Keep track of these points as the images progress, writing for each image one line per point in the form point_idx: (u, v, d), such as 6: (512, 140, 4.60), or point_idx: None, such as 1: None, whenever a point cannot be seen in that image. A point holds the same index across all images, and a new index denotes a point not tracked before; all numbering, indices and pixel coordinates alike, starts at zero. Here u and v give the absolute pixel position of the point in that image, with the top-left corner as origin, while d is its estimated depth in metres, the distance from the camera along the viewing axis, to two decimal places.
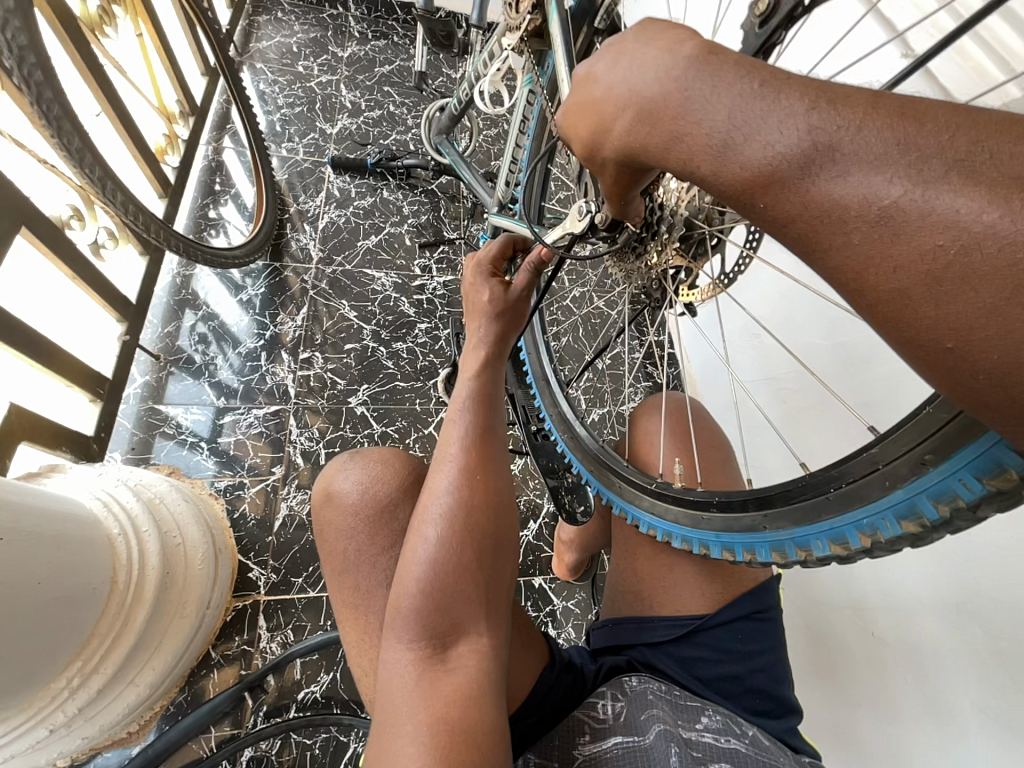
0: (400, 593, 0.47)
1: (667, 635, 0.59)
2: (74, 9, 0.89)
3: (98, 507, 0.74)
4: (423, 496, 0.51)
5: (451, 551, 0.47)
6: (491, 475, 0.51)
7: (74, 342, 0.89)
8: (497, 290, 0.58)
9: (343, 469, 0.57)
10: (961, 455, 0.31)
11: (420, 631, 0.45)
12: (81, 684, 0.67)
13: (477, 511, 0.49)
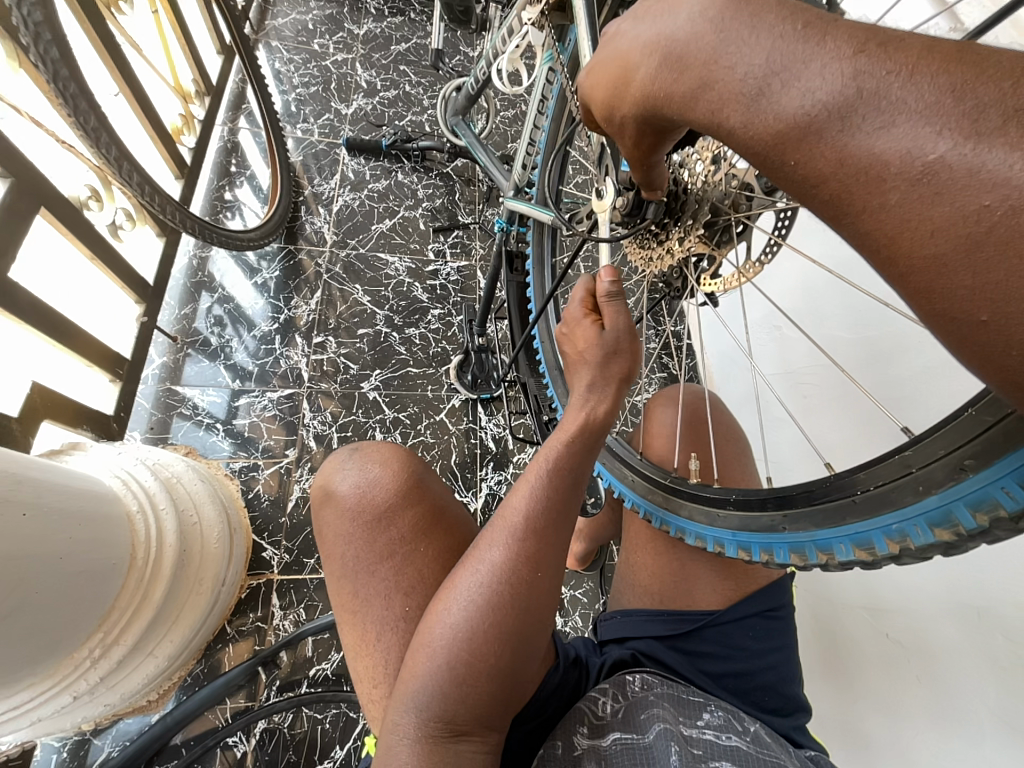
0: (418, 663, 0.43)
1: (677, 630, 0.58)
2: None
3: (117, 484, 0.75)
4: (482, 552, 0.45)
5: (492, 633, 0.42)
6: (558, 554, 0.45)
7: (94, 322, 0.90)
8: (592, 331, 0.48)
9: (341, 468, 0.56)
10: (1008, 462, 0.29)
11: (435, 710, 0.42)
12: (103, 654, 0.69)
13: (518, 601, 0.43)
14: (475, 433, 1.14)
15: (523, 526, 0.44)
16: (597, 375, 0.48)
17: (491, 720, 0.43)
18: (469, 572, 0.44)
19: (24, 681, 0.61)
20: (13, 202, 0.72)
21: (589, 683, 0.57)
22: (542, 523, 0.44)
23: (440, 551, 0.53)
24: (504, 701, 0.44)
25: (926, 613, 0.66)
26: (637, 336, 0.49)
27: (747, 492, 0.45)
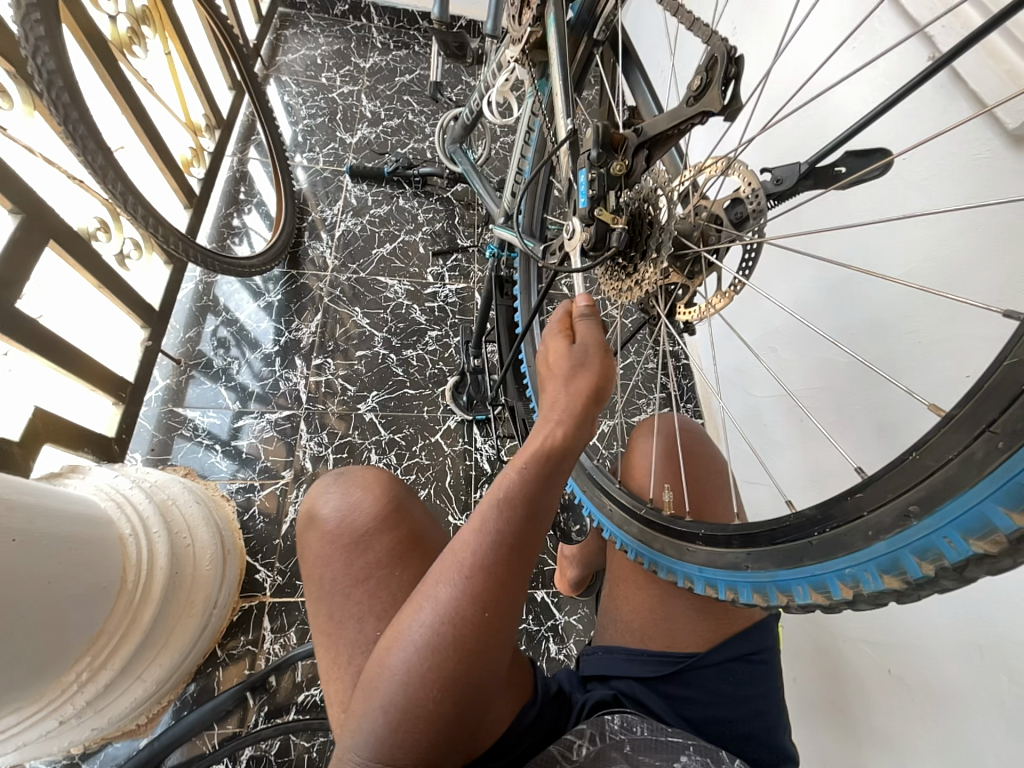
0: (365, 696, 0.43)
1: (657, 671, 0.57)
2: (105, 32, 0.94)
3: (112, 506, 0.77)
4: (431, 587, 0.44)
5: (436, 676, 0.41)
6: (511, 593, 0.43)
7: (98, 347, 0.93)
8: (562, 346, 0.54)
9: (325, 492, 0.57)
10: (956, 505, 0.30)
11: (389, 737, 0.41)
12: (89, 679, 0.69)
13: (463, 644, 0.41)
14: (470, 455, 1.14)
15: (471, 562, 0.43)
16: (564, 395, 0.50)
17: (450, 750, 0.42)
18: (419, 609, 0.43)
19: (11, 706, 0.62)
20: (22, 236, 0.76)
21: (569, 721, 0.55)
22: (491, 559, 0.43)
23: (415, 576, 0.53)
24: (463, 731, 0.42)
25: (922, 657, 0.64)
26: (608, 350, 0.53)
27: (717, 526, 0.45)
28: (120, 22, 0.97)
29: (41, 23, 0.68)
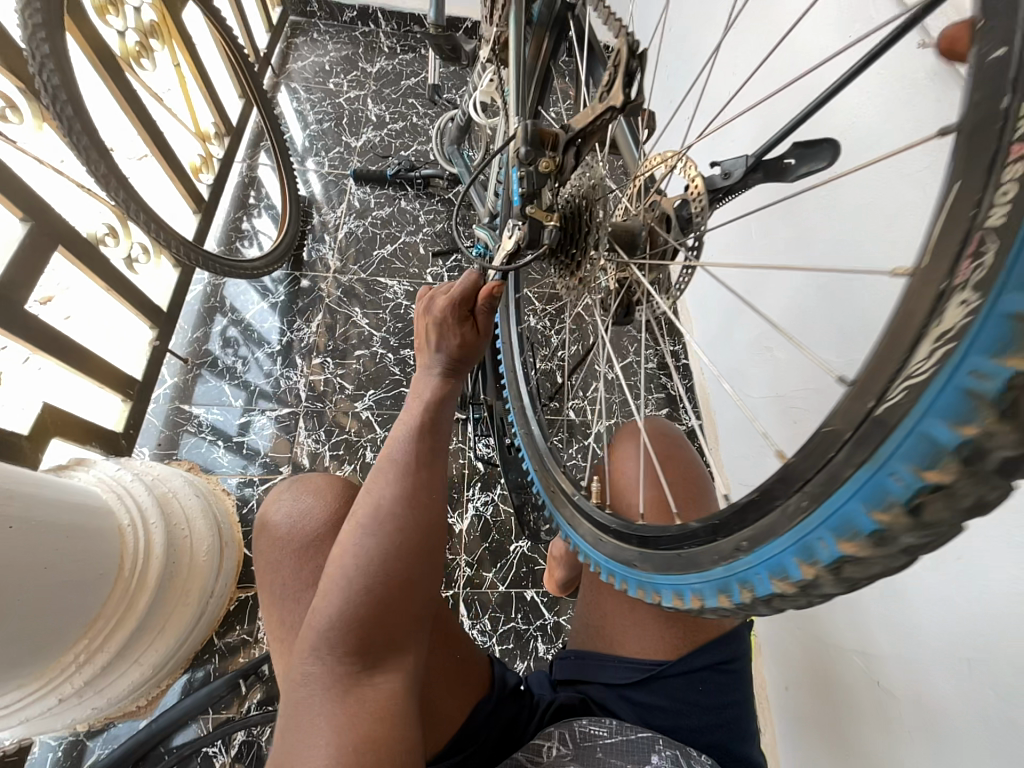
0: (324, 603, 0.46)
1: (627, 679, 0.57)
2: (114, 46, 0.98)
3: (113, 498, 0.81)
4: (369, 493, 0.51)
5: (391, 555, 0.46)
6: (433, 482, 0.52)
7: (106, 346, 0.98)
8: (446, 330, 0.60)
9: (278, 499, 0.60)
10: (777, 547, 0.33)
11: (344, 636, 0.44)
12: (87, 660, 0.73)
13: (410, 523, 0.48)
14: (464, 454, 1.15)
15: (398, 466, 0.52)
16: (455, 361, 0.59)
17: (406, 648, 0.46)
18: (361, 512, 0.49)
19: (14, 680, 0.67)
20: (31, 241, 0.81)
21: (529, 725, 0.55)
22: (412, 459, 0.53)
23: None
24: (415, 629, 0.47)
25: (912, 673, 0.61)
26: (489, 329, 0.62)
27: (623, 528, 0.50)
28: (128, 36, 1.02)
29: (45, 42, 0.73)
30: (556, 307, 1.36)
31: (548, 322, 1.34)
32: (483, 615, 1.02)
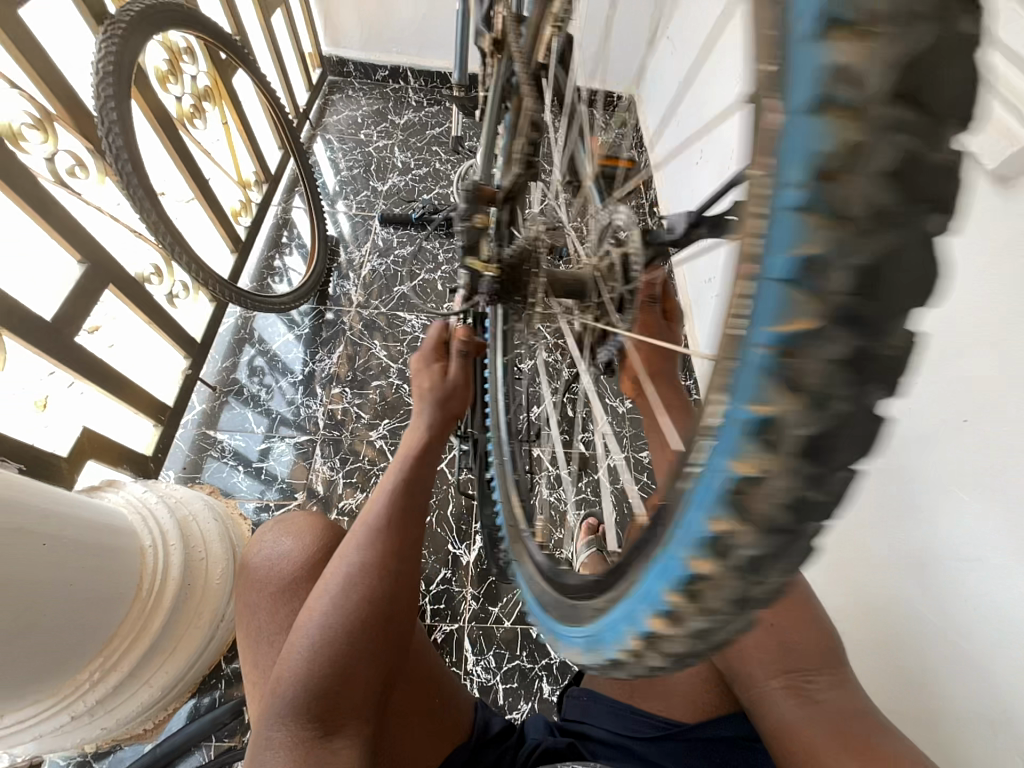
0: (291, 655, 0.47)
1: (640, 733, 0.56)
2: (171, 110, 1.11)
3: (137, 519, 0.85)
4: (348, 543, 0.54)
5: (360, 607, 0.49)
6: (410, 536, 0.56)
7: (143, 374, 1.06)
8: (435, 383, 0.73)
9: (264, 541, 0.65)
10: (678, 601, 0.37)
11: (305, 691, 0.45)
12: (101, 679, 0.76)
13: (381, 576, 0.51)
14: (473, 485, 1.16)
15: (379, 516, 0.56)
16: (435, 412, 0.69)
17: (363, 714, 0.47)
18: (338, 562, 0.53)
19: (32, 696, 0.69)
20: (86, 281, 0.89)
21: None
22: (393, 510, 0.56)
23: None
24: (374, 694, 0.48)
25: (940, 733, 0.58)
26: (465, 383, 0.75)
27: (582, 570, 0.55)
28: (184, 101, 1.14)
29: (114, 111, 0.84)
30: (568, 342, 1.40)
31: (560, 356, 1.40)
32: (487, 651, 1.01)
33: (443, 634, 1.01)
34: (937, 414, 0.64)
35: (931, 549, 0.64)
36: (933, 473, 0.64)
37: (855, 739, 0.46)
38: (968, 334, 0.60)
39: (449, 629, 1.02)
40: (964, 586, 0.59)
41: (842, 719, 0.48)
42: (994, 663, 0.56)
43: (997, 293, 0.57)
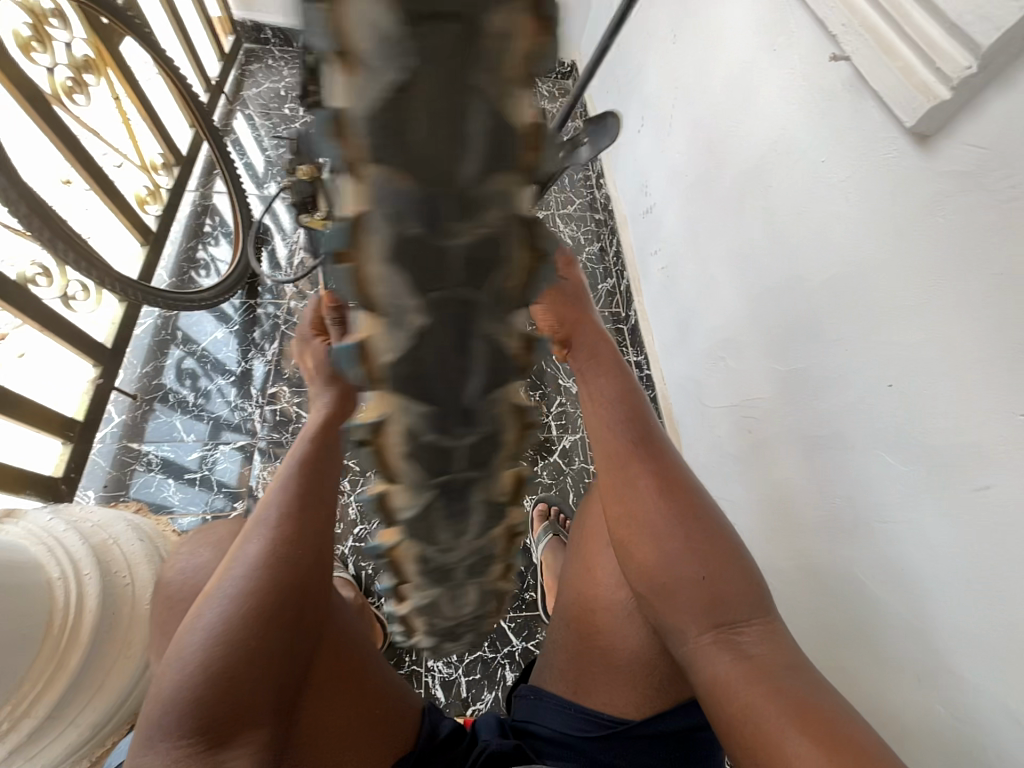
0: (171, 676, 0.43)
1: (587, 731, 0.59)
2: (43, 85, 0.95)
3: (42, 551, 0.76)
4: (241, 545, 0.48)
5: (249, 617, 0.44)
6: (309, 531, 0.49)
7: (42, 388, 0.98)
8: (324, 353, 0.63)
9: (184, 555, 0.60)
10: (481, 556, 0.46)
11: (186, 713, 0.41)
12: (13, 728, 0.69)
13: (273, 581, 0.45)
14: None
15: (274, 512, 0.49)
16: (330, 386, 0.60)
17: (259, 713, 0.44)
18: (228, 568, 0.46)
19: None
20: None
21: None
22: (289, 505, 0.49)
23: None
24: (271, 693, 0.45)
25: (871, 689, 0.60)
26: None
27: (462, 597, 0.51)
28: (58, 72, 0.99)
29: None
30: None
31: None
32: None
33: None
34: (863, 380, 0.65)
35: (861, 512, 0.66)
36: (862, 439, 0.65)
37: (780, 690, 0.45)
38: (890, 300, 0.61)
39: None
40: (890, 548, 0.62)
41: (773, 670, 0.47)
42: (917, 618, 0.59)
43: (917, 254, 0.57)
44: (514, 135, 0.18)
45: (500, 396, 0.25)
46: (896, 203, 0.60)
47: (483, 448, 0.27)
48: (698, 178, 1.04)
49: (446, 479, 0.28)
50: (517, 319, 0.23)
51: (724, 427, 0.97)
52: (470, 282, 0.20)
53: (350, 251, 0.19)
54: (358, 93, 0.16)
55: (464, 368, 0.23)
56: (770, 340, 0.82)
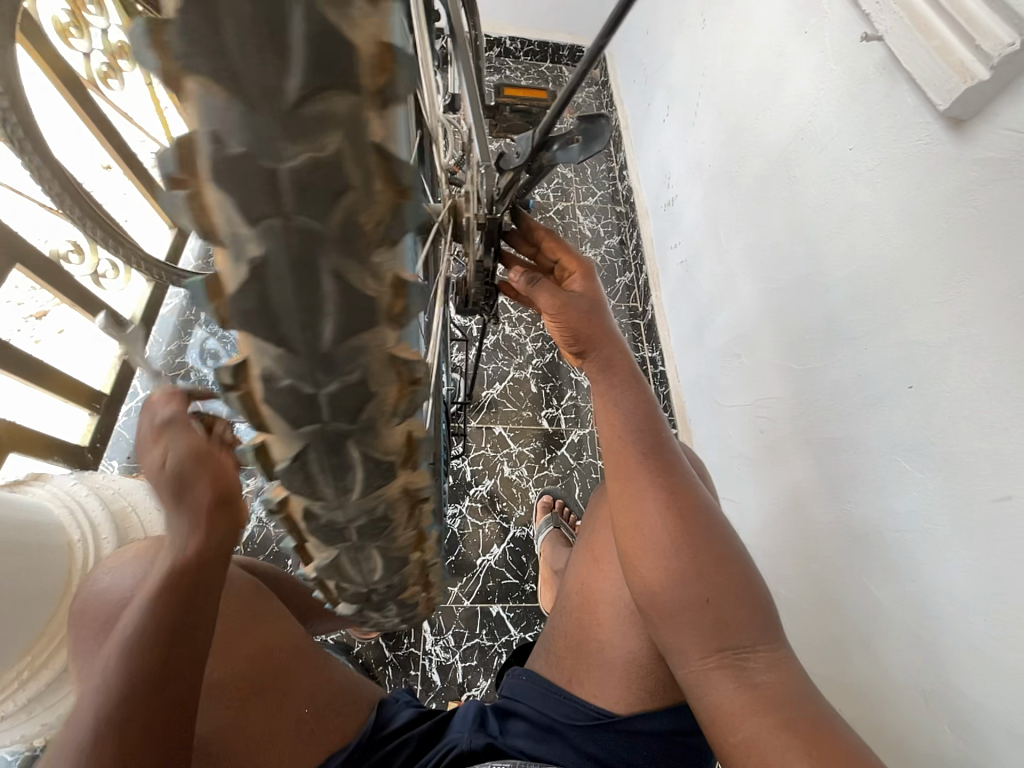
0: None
1: (573, 720, 0.57)
2: (79, 70, 0.99)
3: (63, 513, 0.81)
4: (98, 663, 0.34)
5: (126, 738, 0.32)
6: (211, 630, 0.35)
7: (72, 360, 1.03)
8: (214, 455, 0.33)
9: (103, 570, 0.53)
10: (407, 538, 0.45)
11: None
12: (31, 677, 0.73)
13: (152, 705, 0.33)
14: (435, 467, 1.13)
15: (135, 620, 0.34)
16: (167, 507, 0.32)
17: None
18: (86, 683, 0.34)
19: None
20: None
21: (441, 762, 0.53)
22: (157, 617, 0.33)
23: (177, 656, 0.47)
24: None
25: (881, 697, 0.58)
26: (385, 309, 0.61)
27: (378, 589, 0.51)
28: (94, 58, 1.02)
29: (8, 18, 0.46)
30: (533, 315, 1.34)
31: (524, 330, 1.33)
32: (447, 631, 1.00)
33: None
34: (881, 382, 0.61)
35: (873, 519, 0.63)
36: (877, 442, 0.62)
37: (791, 721, 0.44)
38: (913, 296, 0.57)
39: None
40: (898, 557, 0.59)
41: (779, 700, 0.45)
42: (924, 633, 0.56)
43: (943, 247, 0.54)
44: (348, 54, 0.18)
45: (365, 337, 0.25)
46: (924, 194, 0.56)
47: (351, 379, 0.27)
48: (720, 167, 1.01)
49: (316, 430, 0.28)
50: (379, 260, 0.24)
51: (736, 427, 0.94)
52: (306, 209, 0.21)
53: (182, 175, 0.20)
54: (175, 11, 0.17)
55: (317, 309, 0.24)
56: (786, 337, 0.79)
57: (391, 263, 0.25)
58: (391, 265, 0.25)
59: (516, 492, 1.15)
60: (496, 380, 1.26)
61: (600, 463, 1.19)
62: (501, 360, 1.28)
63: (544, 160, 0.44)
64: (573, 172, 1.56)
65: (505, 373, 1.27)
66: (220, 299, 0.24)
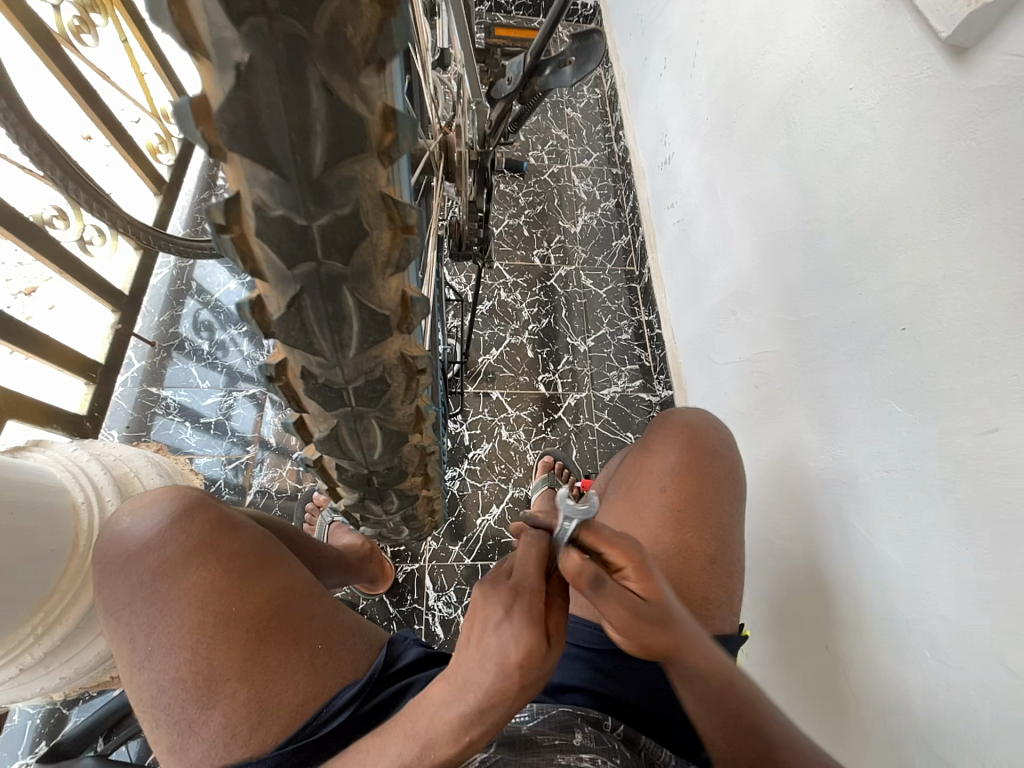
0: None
1: (599, 647, 0.59)
2: (49, 24, 0.95)
3: (67, 476, 0.82)
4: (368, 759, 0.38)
5: None
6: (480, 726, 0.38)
7: (64, 328, 1.03)
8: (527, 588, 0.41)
9: (127, 514, 0.50)
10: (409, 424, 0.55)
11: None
12: (45, 633, 0.75)
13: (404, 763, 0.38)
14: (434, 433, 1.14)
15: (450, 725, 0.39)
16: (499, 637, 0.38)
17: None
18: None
19: None
20: None
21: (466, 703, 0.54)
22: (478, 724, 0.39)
23: (203, 602, 0.46)
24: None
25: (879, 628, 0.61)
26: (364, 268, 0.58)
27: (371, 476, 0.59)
28: (64, 11, 0.98)
29: None
30: (528, 280, 1.33)
31: (520, 295, 1.31)
32: (449, 588, 1.03)
33: (405, 573, 1.03)
34: (874, 326, 0.62)
35: (862, 463, 0.64)
36: (869, 386, 0.63)
37: None
38: (909, 236, 0.57)
39: (410, 569, 1.04)
40: (886, 496, 0.60)
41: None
42: (908, 567, 0.58)
43: (939, 185, 0.54)
44: None
45: (353, 166, 0.29)
46: (922, 130, 0.56)
47: (336, 191, 0.30)
48: (718, 119, 0.99)
49: (311, 270, 0.33)
50: (366, 84, 0.27)
51: (731, 384, 0.94)
52: (290, 9, 0.23)
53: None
54: None
55: (307, 130, 0.27)
56: (782, 289, 0.79)
57: (376, 89, 0.28)
58: (377, 93, 0.28)
59: (514, 455, 1.16)
60: (493, 346, 1.26)
61: (597, 426, 1.20)
62: (497, 325, 1.28)
63: (535, 85, 0.50)
64: (568, 133, 1.52)
65: (502, 339, 1.27)
66: (208, 124, 0.26)
